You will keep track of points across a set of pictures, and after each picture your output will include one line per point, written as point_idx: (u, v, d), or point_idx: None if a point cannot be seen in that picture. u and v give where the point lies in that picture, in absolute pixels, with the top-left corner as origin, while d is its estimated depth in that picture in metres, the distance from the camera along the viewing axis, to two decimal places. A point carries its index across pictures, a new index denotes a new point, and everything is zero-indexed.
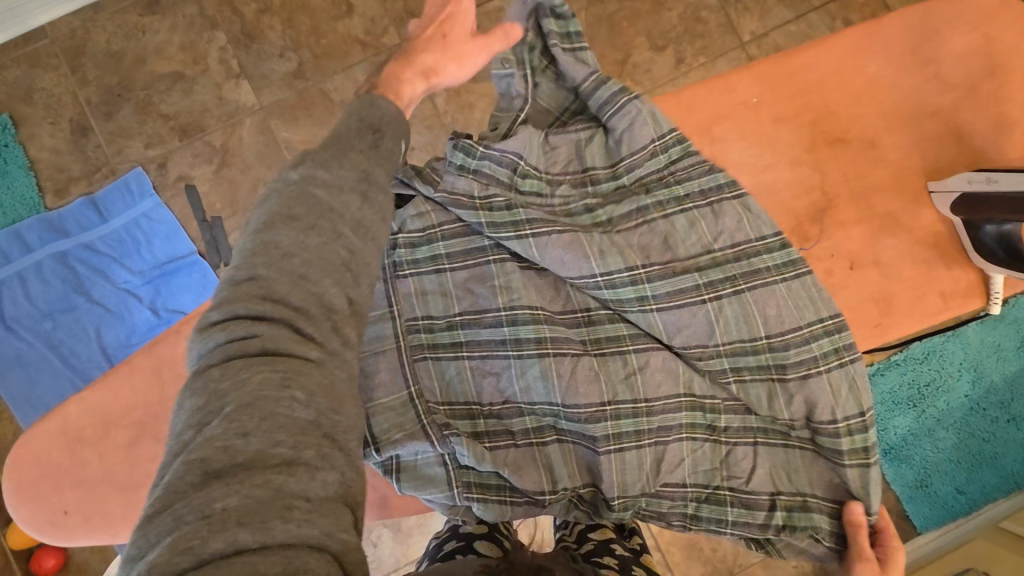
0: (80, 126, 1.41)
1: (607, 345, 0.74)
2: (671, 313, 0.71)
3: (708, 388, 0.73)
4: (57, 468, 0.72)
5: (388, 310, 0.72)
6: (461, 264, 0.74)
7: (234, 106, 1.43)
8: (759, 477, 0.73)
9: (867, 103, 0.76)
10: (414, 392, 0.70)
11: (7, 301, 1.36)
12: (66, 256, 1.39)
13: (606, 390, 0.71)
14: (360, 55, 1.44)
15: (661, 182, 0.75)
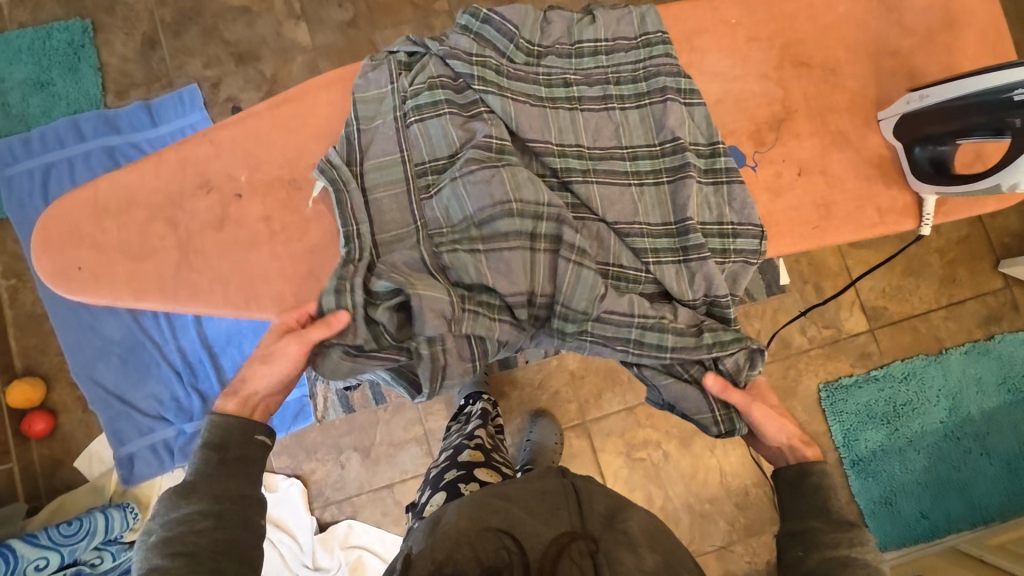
0: (150, 39, 1.55)
1: (559, 210, 0.76)
2: (605, 188, 0.76)
3: (631, 263, 0.75)
4: (79, 230, 0.75)
5: (399, 155, 0.77)
6: (456, 111, 0.77)
7: (289, 43, 1.56)
8: (684, 315, 0.75)
9: (833, 37, 0.80)
10: (418, 223, 0.76)
11: (54, 181, 1.48)
12: (113, 150, 1.51)
13: (538, 237, 0.75)
14: (411, 16, 1.57)
15: (632, 78, 0.78)
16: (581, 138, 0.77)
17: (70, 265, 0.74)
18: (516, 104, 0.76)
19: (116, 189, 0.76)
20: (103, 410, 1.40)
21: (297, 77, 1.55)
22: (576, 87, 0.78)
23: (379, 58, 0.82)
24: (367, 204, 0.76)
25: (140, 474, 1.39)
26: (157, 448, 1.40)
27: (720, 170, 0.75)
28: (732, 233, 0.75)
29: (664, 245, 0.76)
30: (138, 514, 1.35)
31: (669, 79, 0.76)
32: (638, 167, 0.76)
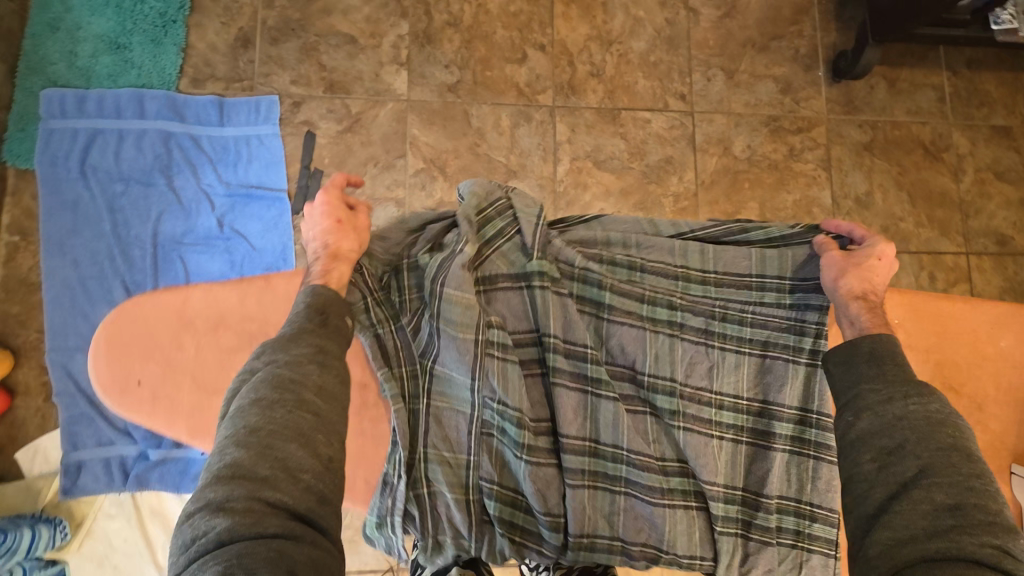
0: (245, 38, 1.48)
1: (623, 482, 0.75)
2: (691, 437, 0.75)
3: (687, 545, 0.74)
4: (154, 341, 0.71)
5: (470, 381, 0.73)
6: (563, 346, 0.76)
7: (384, 87, 1.50)
8: (680, 535, 0.74)
9: (990, 375, 0.70)
10: (470, 463, 0.73)
11: (97, 149, 1.39)
12: (170, 137, 1.42)
13: (587, 523, 0.74)
14: (513, 99, 1.53)
15: (738, 317, 0.78)
16: (689, 376, 0.77)
17: (131, 379, 0.70)
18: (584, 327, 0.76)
19: (209, 305, 0.73)
20: (66, 406, 1.29)
21: (381, 123, 1.49)
22: (678, 313, 0.78)
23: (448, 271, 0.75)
24: (426, 415, 0.73)
25: (82, 487, 1.27)
26: (111, 464, 1.28)
27: (809, 441, 0.75)
28: (809, 516, 0.74)
29: (731, 513, 0.75)
30: (67, 534, 1.23)
31: (776, 336, 0.77)
32: (721, 417, 0.76)
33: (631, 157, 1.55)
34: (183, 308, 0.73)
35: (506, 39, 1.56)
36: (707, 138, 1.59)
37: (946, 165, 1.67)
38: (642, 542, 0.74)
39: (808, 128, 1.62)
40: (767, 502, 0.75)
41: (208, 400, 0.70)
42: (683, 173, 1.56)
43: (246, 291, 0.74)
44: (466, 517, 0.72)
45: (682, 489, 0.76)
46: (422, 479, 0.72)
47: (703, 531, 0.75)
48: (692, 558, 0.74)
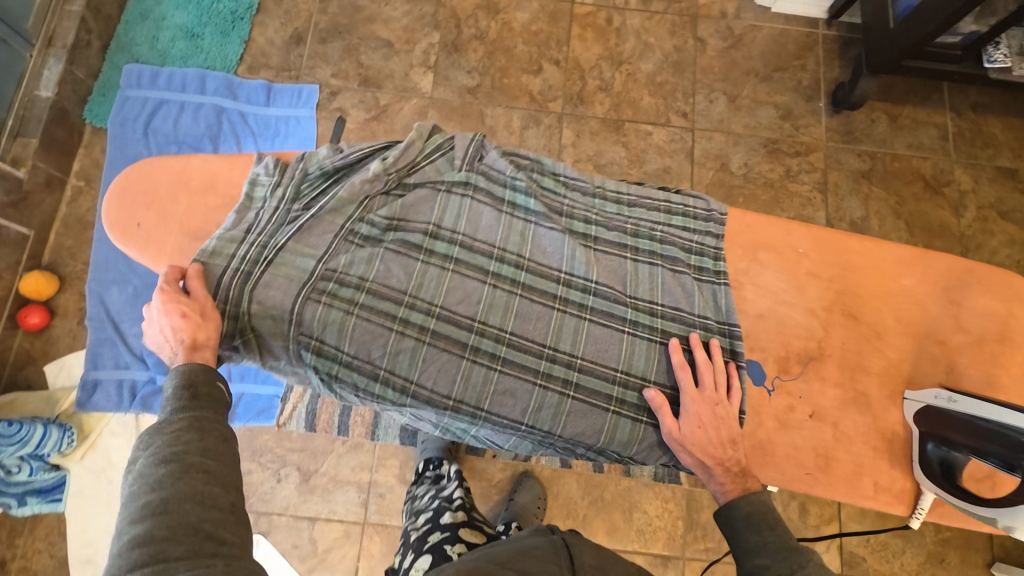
0: (298, 36, 1.70)
1: (506, 363, 0.81)
2: (598, 327, 0.83)
3: (572, 425, 0.81)
4: (155, 192, 0.85)
5: (318, 253, 0.80)
6: (478, 239, 0.85)
7: (412, 85, 1.69)
8: (567, 416, 0.81)
9: (889, 306, 0.87)
10: (295, 320, 0.77)
11: (160, 115, 1.61)
12: (222, 111, 1.63)
13: (457, 390, 0.80)
14: (525, 104, 1.69)
15: (649, 236, 0.89)
16: (591, 274, 0.85)
17: (133, 220, 0.84)
18: (505, 227, 0.85)
19: (203, 170, 0.87)
20: (94, 329, 1.44)
21: (405, 115, 1.66)
22: (594, 227, 0.89)
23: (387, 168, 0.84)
24: (260, 277, 0.77)
25: (95, 403, 1.39)
26: (123, 385, 1.41)
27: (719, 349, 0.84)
28: None
29: (632, 400, 0.82)
30: (73, 441, 1.35)
31: (682, 253, 0.89)
32: (637, 317, 0.84)
33: (631, 163, 1.66)
34: (182, 170, 0.87)
35: (525, 52, 1.73)
36: (705, 153, 1.68)
37: (947, 199, 1.69)
38: (515, 415, 0.81)
39: (806, 152, 1.70)
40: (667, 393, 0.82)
41: (189, 244, 0.83)
42: (678, 183, 1.65)
43: (237, 165, 0.88)
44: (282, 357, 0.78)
45: (563, 379, 0.81)
46: (308, 336, 0.78)
47: (596, 423, 0.81)
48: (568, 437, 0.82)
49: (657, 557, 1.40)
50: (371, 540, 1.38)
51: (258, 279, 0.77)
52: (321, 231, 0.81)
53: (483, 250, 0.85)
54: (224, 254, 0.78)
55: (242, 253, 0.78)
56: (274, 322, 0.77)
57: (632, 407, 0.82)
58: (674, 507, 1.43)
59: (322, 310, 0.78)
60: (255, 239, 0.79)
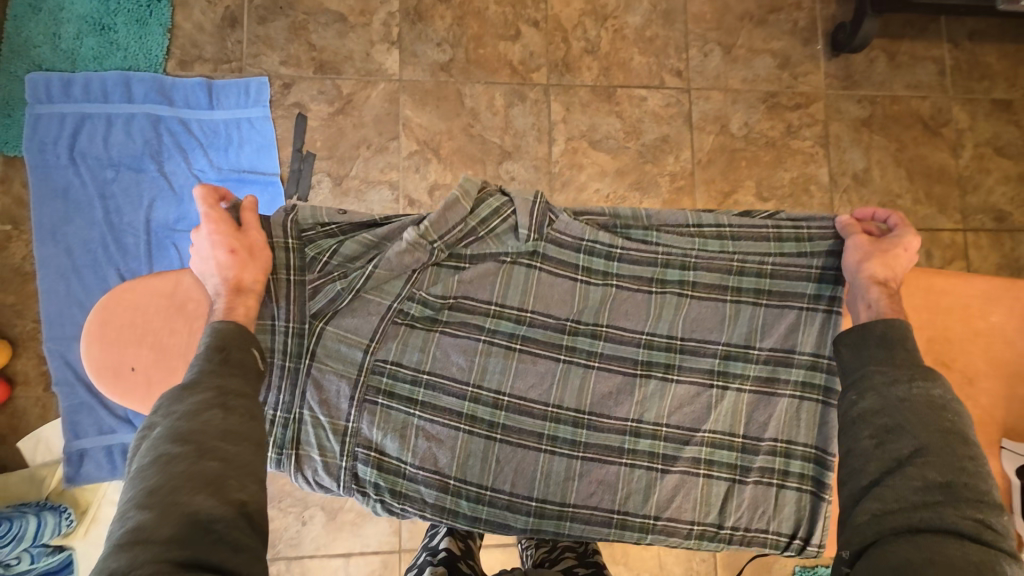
0: (232, 17, 1.45)
1: (583, 448, 0.84)
2: (683, 387, 0.85)
3: (663, 501, 0.84)
4: (148, 326, 0.75)
5: (367, 343, 0.80)
6: (543, 317, 0.84)
7: (375, 67, 1.48)
8: (657, 499, 0.84)
9: (979, 346, 0.83)
10: (349, 427, 0.79)
11: (86, 134, 1.37)
12: (159, 121, 1.40)
13: (540, 487, 0.83)
14: (507, 78, 1.51)
15: (757, 268, 0.85)
16: (674, 329, 0.85)
17: (126, 365, 0.74)
18: (581, 296, 0.84)
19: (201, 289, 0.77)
20: (66, 395, 1.29)
21: (373, 104, 1.47)
22: (693, 271, 0.85)
23: (423, 238, 0.79)
24: (308, 374, 0.78)
25: (86, 475, 1.27)
26: (113, 452, 1.29)
27: (818, 385, 0.83)
28: (825, 464, 0.83)
29: (723, 459, 0.84)
30: (72, 521, 1.25)
31: (801, 286, 0.84)
32: (727, 368, 0.84)
33: (627, 136, 1.54)
34: (176, 293, 0.77)
35: (499, 15, 1.53)
36: (704, 115, 1.57)
37: (945, 140, 1.65)
38: (602, 502, 0.83)
39: (806, 104, 1.60)
40: (764, 446, 0.84)
41: None
42: (679, 152, 1.55)
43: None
44: (335, 477, 0.78)
45: (649, 454, 0.84)
46: (355, 451, 0.79)
47: (692, 491, 0.84)
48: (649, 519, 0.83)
49: None
50: None
51: (308, 376, 0.78)
52: (366, 312, 0.80)
53: (554, 324, 0.84)
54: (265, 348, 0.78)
55: (279, 346, 0.78)
56: (330, 429, 0.79)
57: (728, 468, 0.84)
58: None
59: (382, 413, 0.80)
60: (283, 326, 0.78)
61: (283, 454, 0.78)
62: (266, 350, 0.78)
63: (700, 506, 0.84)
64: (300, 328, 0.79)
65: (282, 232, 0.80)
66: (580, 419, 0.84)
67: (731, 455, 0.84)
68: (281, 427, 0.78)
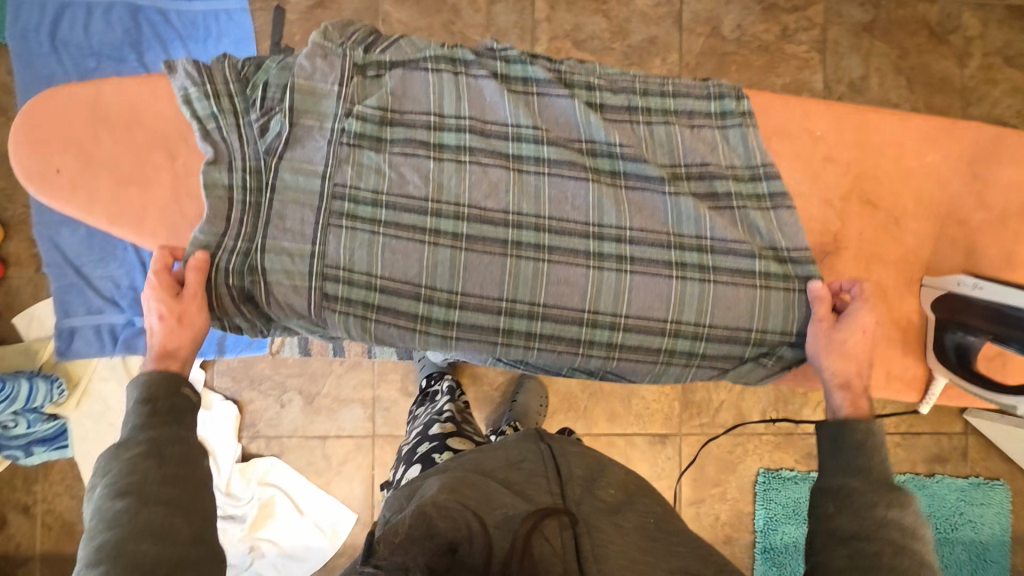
0: None
1: (551, 253, 0.78)
2: (637, 194, 0.81)
3: (639, 311, 0.79)
4: (69, 132, 0.75)
5: (319, 168, 0.73)
6: (481, 125, 0.78)
7: None
8: (636, 306, 0.79)
9: (910, 185, 0.85)
10: (316, 251, 0.72)
11: (66, 23, 1.37)
12: (138, 11, 1.40)
13: (508, 288, 0.77)
14: None
15: (659, 91, 0.84)
16: (611, 135, 0.80)
17: (51, 166, 0.74)
18: (512, 102, 0.79)
19: (121, 98, 0.76)
20: (56, 277, 1.34)
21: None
22: (600, 92, 0.82)
23: (328, 42, 0.76)
24: (266, 210, 0.72)
25: (76, 351, 1.34)
26: (101, 331, 1.34)
27: (764, 194, 0.82)
28: (787, 259, 0.82)
29: (691, 264, 0.79)
30: (64, 390, 1.33)
31: (698, 104, 0.84)
32: (675, 182, 0.82)
33: (613, 36, 1.49)
34: (96, 102, 0.76)
35: None
36: (695, 17, 1.51)
37: (951, 48, 1.56)
38: (570, 307, 0.78)
39: (804, 6, 1.53)
40: (726, 251, 0.80)
41: (122, 189, 0.75)
42: (666, 55, 1.50)
43: (154, 87, 0.77)
44: (306, 301, 0.73)
45: (618, 257, 0.79)
46: (317, 274, 0.73)
47: (664, 292, 0.79)
48: (616, 318, 0.78)
49: (656, 436, 1.50)
50: (382, 450, 1.43)
51: (269, 207, 0.72)
52: (314, 138, 0.73)
53: (497, 132, 0.79)
54: (220, 185, 0.72)
55: (235, 182, 0.72)
56: (296, 252, 0.72)
57: (700, 268, 0.79)
58: (670, 391, 1.50)
59: (346, 233, 0.73)
60: (239, 164, 0.72)
61: (251, 283, 0.72)
62: (219, 185, 0.72)
63: (678, 310, 0.79)
64: (256, 166, 0.73)
65: (223, 78, 0.74)
66: (540, 223, 0.78)
67: (702, 259, 0.80)
68: (243, 257, 0.72)
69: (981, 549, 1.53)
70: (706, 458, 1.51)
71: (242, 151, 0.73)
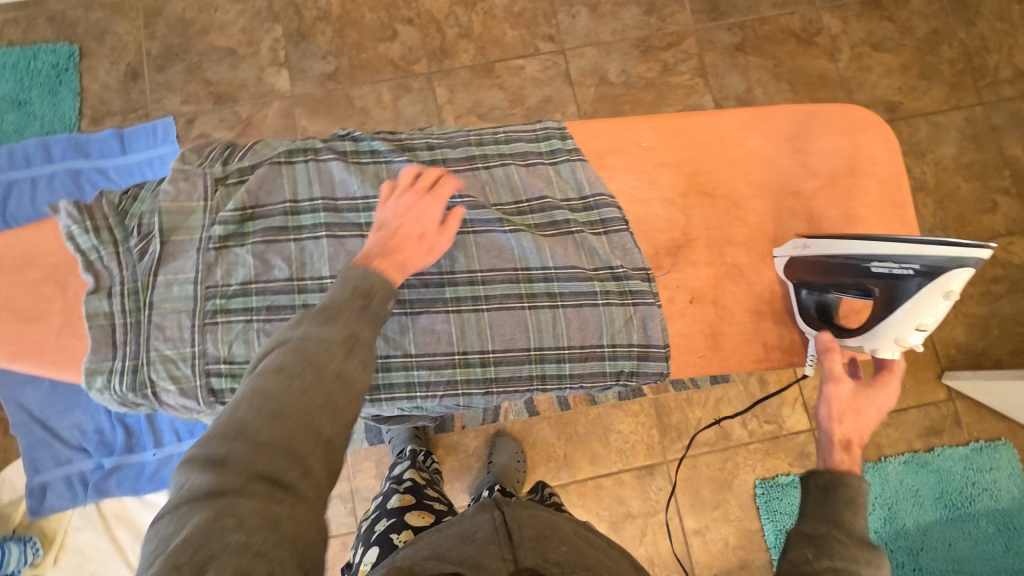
0: (133, 71, 1.59)
1: (413, 306, 0.82)
2: (483, 237, 0.85)
3: (503, 343, 0.83)
4: None
5: (191, 275, 0.79)
6: (334, 204, 0.85)
7: (268, 88, 1.60)
8: (500, 340, 0.83)
9: (740, 170, 0.93)
10: (196, 352, 0.77)
11: (16, 199, 1.49)
12: (80, 174, 1.52)
13: (378, 348, 0.81)
14: (390, 74, 1.62)
15: (495, 141, 0.93)
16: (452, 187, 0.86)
17: None
18: (359, 176, 0.86)
19: (12, 248, 0.85)
20: (24, 435, 1.35)
21: (272, 122, 1.58)
22: (440, 151, 0.91)
23: (189, 165, 0.84)
24: (148, 322, 0.77)
25: (50, 506, 1.34)
26: (72, 480, 1.35)
27: (596, 220, 0.89)
28: (624, 278, 0.87)
29: (540, 290, 0.85)
30: (39, 549, 1.33)
31: (531, 145, 0.93)
32: (513, 218, 0.87)
33: (512, 103, 1.62)
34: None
35: (374, 20, 1.65)
36: (582, 71, 1.65)
37: (821, 47, 1.70)
38: (437, 351, 0.82)
39: (677, 41, 1.68)
40: (571, 273, 0.85)
41: (20, 325, 0.82)
42: (564, 109, 1.63)
43: (43, 230, 0.85)
44: (191, 397, 0.77)
45: (472, 296, 0.83)
46: (198, 373, 0.77)
47: (521, 321, 0.83)
48: (484, 355, 0.82)
49: (642, 470, 1.46)
50: None
51: (148, 323, 0.77)
52: (183, 250, 0.80)
53: (348, 207, 0.85)
54: (102, 313, 0.78)
55: (115, 306, 0.78)
56: (178, 358, 0.77)
57: (549, 292, 0.84)
58: (646, 419, 1.48)
59: (220, 329, 0.78)
60: (119, 288, 0.78)
61: (144, 393, 0.76)
62: (99, 314, 0.77)
63: (537, 335, 0.83)
64: (135, 287, 0.79)
65: (102, 212, 0.80)
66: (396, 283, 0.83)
67: (552, 284, 0.85)
68: (132, 373, 0.76)
69: (1006, 517, 1.45)
70: (698, 480, 1.46)
71: (122, 278, 0.79)
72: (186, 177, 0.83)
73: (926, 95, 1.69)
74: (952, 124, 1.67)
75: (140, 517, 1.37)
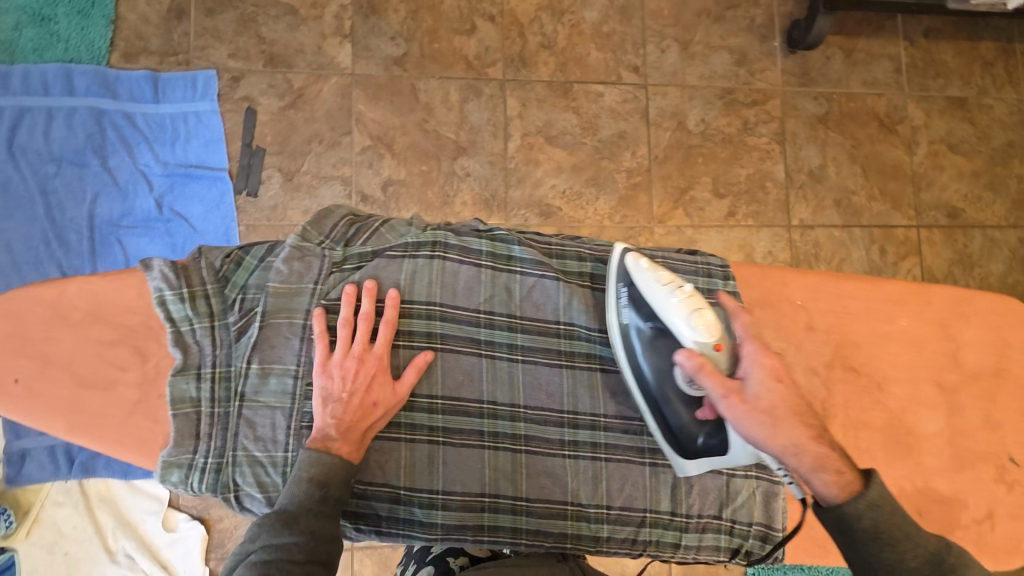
0: (178, 9, 1.42)
1: (526, 441, 0.81)
2: (612, 375, 0.85)
3: (618, 500, 0.81)
4: (29, 335, 0.78)
5: (291, 369, 0.77)
6: (454, 314, 0.82)
7: (327, 60, 1.45)
8: (619, 496, 0.81)
9: (889, 350, 0.90)
10: (287, 457, 0.75)
11: (25, 129, 1.34)
12: (103, 115, 1.37)
13: (488, 483, 0.79)
14: (462, 73, 1.49)
15: (650, 264, 0.89)
16: (592, 319, 0.85)
17: (9, 375, 0.77)
18: (488, 288, 0.84)
19: (85, 298, 0.80)
20: None
21: (325, 99, 1.44)
22: (590, 263, 0.88)
23: (308, 243, 0.81)
24: (240, 418, 0.75)
25: (27, 476, 1.25)
26: (55, 452, 1.26)
27: None
28: None
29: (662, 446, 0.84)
30: (12, 521, 1.24)
31: (687, 278, 0.89)
32: None
33: (583, 132, 1.53)
34: (59, 304, 0.79)
35: (454, 8, 1.51)
36: (661, 111, 1.56)
37: (900, 137, 1.66)
38: (551, 498, 0.80)
39: (762, 101, 1.60)
40: None
41: (82, 389, 0.77)
42: (636, 148, 1.54)
43: (128, 285, 0.81)
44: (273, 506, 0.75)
45: (593, 444, 0.82)
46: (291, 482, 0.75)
47: (637, 478, 0.82)
48: (601, 510, 0.81)
49: None
50: (361, 564, 1.35)
51: (238, 417, 0.75)
52: (284, 338, 0.77)
53: (470, 319, 0.82)
54: (188, 397, 0.75)
55: (203, 393, 0.75)
56: (267, 463, 0.75)
57: None
58: None
59: None
60: (209, 370, 0.76)
61: (224, 495, 0.74)
62: (188, 399, 0.75)
63: (650, 497, 0.82)
64: (227, 371, 0.77)
65: (200, 277, 0.78)
66: (516, 413, 0.82)
67: None
68: (214, 473, 0.74)
69: None
70: None
71: (217, 358, 0.76)
72: (303, 256, 0.80)
73: (988, 207, 1.67)
74: (1007, 241, 1.67)
75: (125, 502, 1.29)
